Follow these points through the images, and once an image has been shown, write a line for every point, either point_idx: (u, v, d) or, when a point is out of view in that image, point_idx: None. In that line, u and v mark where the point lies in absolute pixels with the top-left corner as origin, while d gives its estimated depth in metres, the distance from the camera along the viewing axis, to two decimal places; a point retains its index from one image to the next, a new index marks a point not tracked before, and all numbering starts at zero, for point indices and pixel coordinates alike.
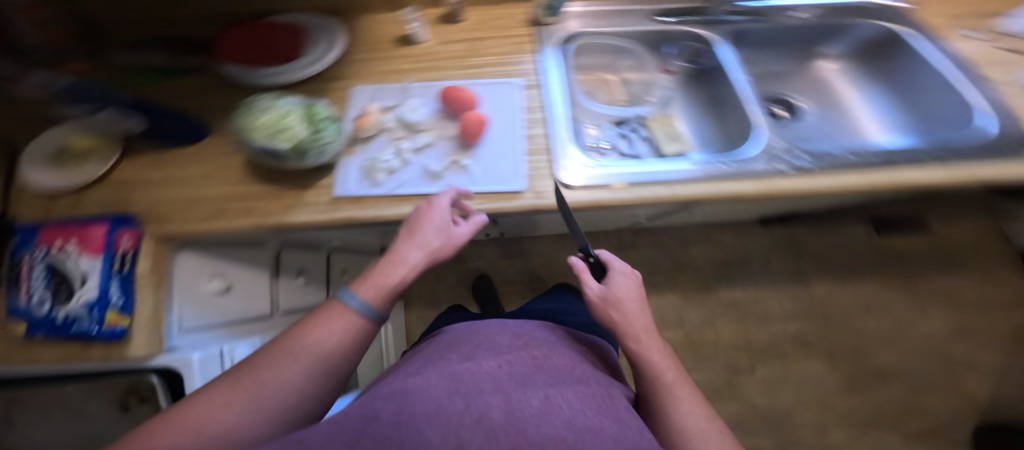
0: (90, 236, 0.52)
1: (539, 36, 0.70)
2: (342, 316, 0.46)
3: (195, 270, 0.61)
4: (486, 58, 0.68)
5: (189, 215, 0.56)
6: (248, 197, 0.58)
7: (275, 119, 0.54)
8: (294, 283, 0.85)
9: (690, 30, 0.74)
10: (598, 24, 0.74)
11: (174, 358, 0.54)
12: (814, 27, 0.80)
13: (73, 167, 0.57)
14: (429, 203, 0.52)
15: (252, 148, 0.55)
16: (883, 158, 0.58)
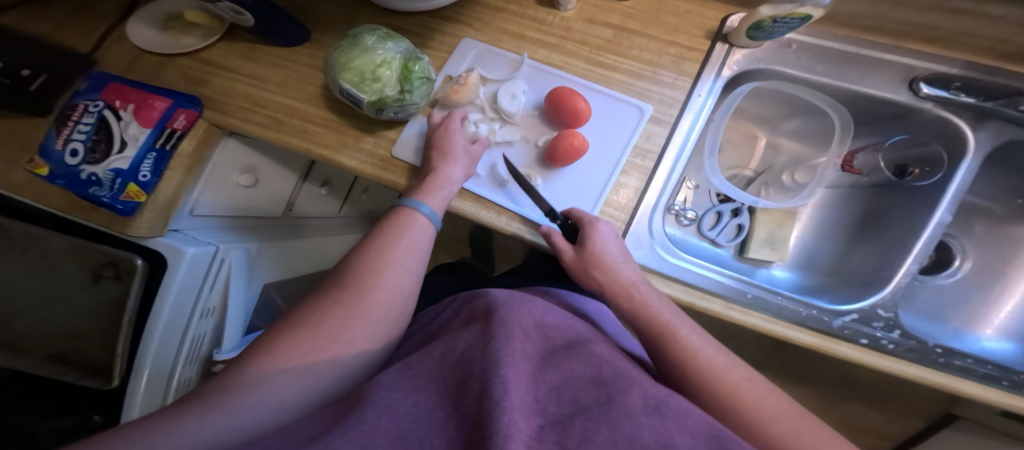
0: (150, 107, 0.53)
1: (717, 62, 0.56)
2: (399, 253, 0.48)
3: (230, 160, 0.63)
4: (628, 62, 0.56)
5: (241, 111, 0.57)
6: (310, 121, 0.56)
7: (369, 66, 0.50)
8: (316, 192, 0.86)
9: (939, 116, 0.53)
10: (806, 70, 0.56)
11: (168, 245, 0.55)
12: None
13: (175, 36, 0.58)
14: (446, 128, 0.52)
15: (334, 85, 0.52)
16: (959, 365, 0.49)
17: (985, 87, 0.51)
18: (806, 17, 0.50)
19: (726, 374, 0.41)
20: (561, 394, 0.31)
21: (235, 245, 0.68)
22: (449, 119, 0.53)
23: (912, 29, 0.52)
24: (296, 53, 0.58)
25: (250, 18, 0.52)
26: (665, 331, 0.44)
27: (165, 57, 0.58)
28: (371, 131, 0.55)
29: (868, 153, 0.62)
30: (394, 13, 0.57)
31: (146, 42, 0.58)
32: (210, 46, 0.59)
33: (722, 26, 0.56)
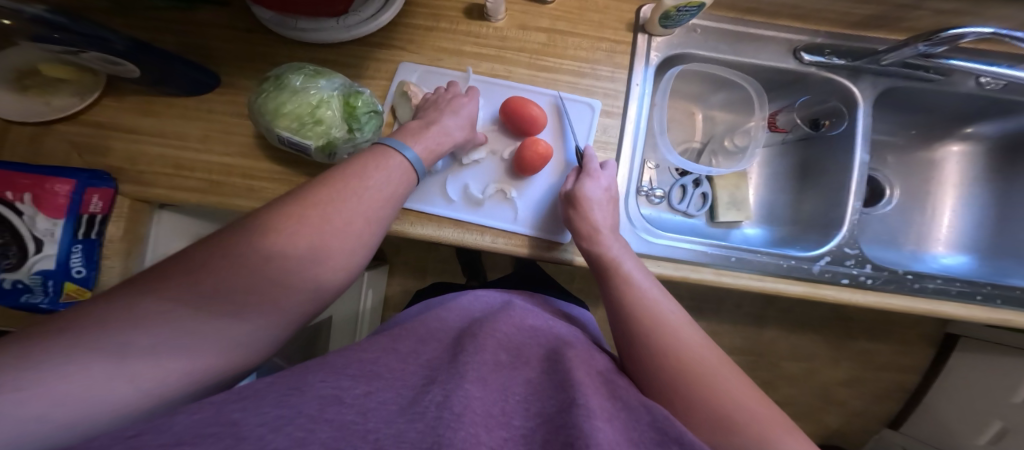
0: (51, 192, 0.45)
1: (644, 52, 0.59)
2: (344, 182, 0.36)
3: (175, 230, 0.59)
4: (568, 63, 0.57)
5: (161, 182, 0.50)
6: (253, 176, 0.50)
7: (307, 110, 0.46)
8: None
9: (834, 76, 0.61)
10: (721, 49, 0.61)
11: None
12: (968, 105, 0.63)
13: (41, 99, 0.48)
14: (466, 97, 0.51)
15: (270, 137, 0.48)
16: (934, 287, 0.54)
17: (852, 50, 0.60)
18: (704, 3, 0.54)
19: (709, 375, 0.34)
20: (533, 414, 0.29)
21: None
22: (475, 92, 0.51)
23: (788, 10, 0.59)
24: (209, 100, 0.51)
25: (133, 68, 0.45)
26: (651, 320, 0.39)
27: (43, 127, 0.49)
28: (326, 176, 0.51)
29: (785, 113, 0.68)
30: (316, 46, 0.53)
31: (0, 109, 0.47)
32: (94, 105, 0.50)
33: (638, 17, 0.59)
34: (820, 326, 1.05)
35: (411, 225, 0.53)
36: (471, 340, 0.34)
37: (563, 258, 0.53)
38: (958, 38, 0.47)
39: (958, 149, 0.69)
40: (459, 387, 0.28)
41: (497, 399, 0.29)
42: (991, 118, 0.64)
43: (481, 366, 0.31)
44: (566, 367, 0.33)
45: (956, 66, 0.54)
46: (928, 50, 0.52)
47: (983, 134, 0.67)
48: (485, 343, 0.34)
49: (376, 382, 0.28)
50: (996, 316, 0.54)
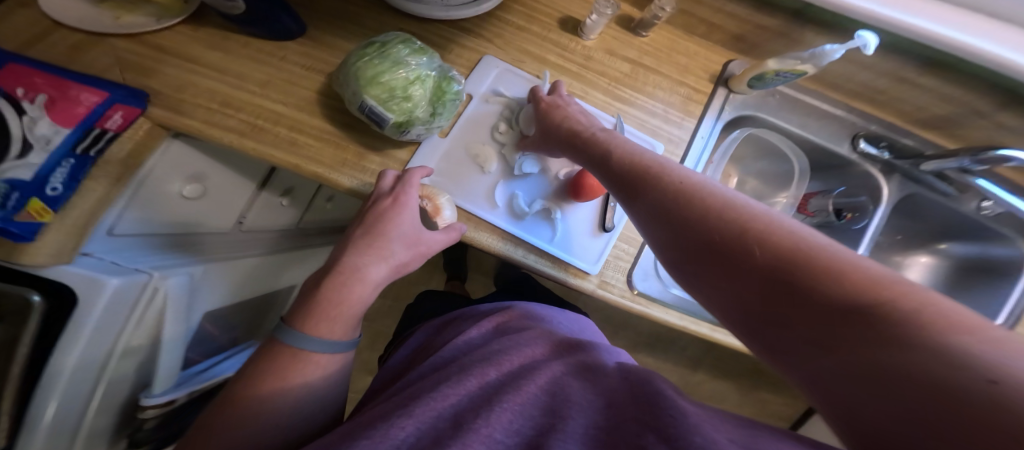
0: (72, 100, 0.41)
1: (718, 102, 0.60)
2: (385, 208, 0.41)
3: (176, 166, 0.51)
4: (641, 98, 0.57)
5: (201, 114, 0.46)
6: (301, 131, 0.47)
7: (399, 83, 0.44)
8: (275, 202, 0.71)
9: (869, 169, 0.68)
10: (782, 122, 0.65)
11: (80, 277, 0.38)
12: (953, 221, 0.75)
13: (113, 14, 0.46)
14: (394, 200, 0.42)
15: (347, 96, 0.45)
16: None
17: (900, 148, 0.68)
18: (803, 74, 0.56)
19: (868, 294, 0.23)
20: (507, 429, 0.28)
21: (171, 270, 0.49)
22: (404, 191, 0.42)
23: (870, 92, 0.65)
24: (285, 48, 0.49)
25: (240, 6, 0.41)
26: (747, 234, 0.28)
27: (96, 38, 0.46)
28: (376, 149, 0.49)
29: (819, 198, 0.74)
30: (407, 20, 0.52)
31: (64, 11, 0.45)
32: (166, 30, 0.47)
33: (723, 70, 0.60)
34: (742, 379, 1.17)
35: None
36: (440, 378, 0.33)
37: (589, 288, 0.52)
38: (1003, 161, 0.55)
39: (926, 261, 0.81)
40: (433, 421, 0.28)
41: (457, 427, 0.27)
42: (963, 238, 0.76)
43: (456, 401, 0.30)
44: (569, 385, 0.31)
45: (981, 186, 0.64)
46: (969, 165, 0.60)
47: (950, 251, 0.79)
48: (469, 370, 0.33)
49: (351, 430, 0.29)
50: None
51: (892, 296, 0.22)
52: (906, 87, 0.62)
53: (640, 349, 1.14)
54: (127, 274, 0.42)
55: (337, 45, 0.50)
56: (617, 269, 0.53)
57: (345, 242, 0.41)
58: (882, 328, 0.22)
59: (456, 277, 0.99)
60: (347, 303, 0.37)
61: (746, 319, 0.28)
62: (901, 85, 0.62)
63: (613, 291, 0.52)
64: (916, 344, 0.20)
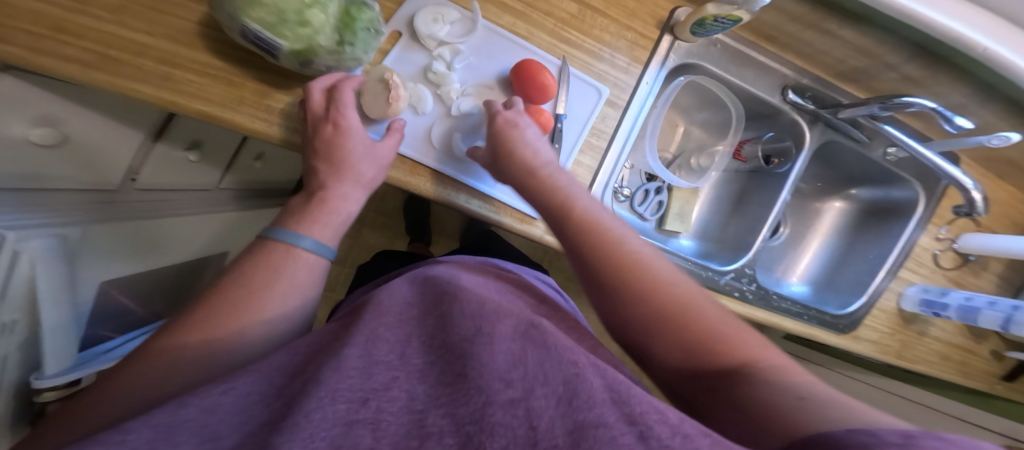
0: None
1: (662, 49, 0.59)
2: (330, 136, 0.43)
3: (26, 108, 0.42)
4: (589, 42, 0.56)
5: (59, 43, 0.38)
6: (176, 64, 0.42)
7: (291, 4, 0.38)
8: (180, 157, 0.63)
9: (794, 114, 0.71)
10: (719, 71, 0.65)
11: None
12: (865, 167, 0.83)
13: None
14: (335, 126, 0.43)
15: (229, 18, 0.39)
16: (785, 306, 0.71)
17: (821, 98, 0.72)
18: (739, 21, 0.57)
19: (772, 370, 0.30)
20: (422, 348, 0.27)
21: (31, 234, 0.45)
22: (343, 114, 0.43)
23: (799, 43, 0.68)
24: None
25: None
26: (669, 305, 0.35)
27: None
28: (284, 87, 0.45)
29: (751, 144, 0.79)
30: None
31: None
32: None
33: (670, 17, 0.59)
34: None
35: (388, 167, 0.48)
36: (374, 310, 0.31)
37: (531, 233, 0.52)
38: (905, 107, 0.61)
39: (839, 206, 0.91)
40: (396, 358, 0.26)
41: (408, 359, 0.26)
42: (871, 184, 0.85)
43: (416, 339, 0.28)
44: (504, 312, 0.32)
45: (886, 131, 0.71)
46: (877, 112, 0.66)
47: (858, 196, 0.89)
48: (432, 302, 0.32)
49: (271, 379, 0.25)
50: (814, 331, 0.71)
51: (772, 372, 0.30)
52: (830, 39, 0.65)
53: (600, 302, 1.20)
54: None
55: None
56: None
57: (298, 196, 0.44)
58: (761, 385, 0.29)
59: (419, 236, 0.96)
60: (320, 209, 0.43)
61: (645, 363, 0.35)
62: (824, 36, 0.65)
63: None
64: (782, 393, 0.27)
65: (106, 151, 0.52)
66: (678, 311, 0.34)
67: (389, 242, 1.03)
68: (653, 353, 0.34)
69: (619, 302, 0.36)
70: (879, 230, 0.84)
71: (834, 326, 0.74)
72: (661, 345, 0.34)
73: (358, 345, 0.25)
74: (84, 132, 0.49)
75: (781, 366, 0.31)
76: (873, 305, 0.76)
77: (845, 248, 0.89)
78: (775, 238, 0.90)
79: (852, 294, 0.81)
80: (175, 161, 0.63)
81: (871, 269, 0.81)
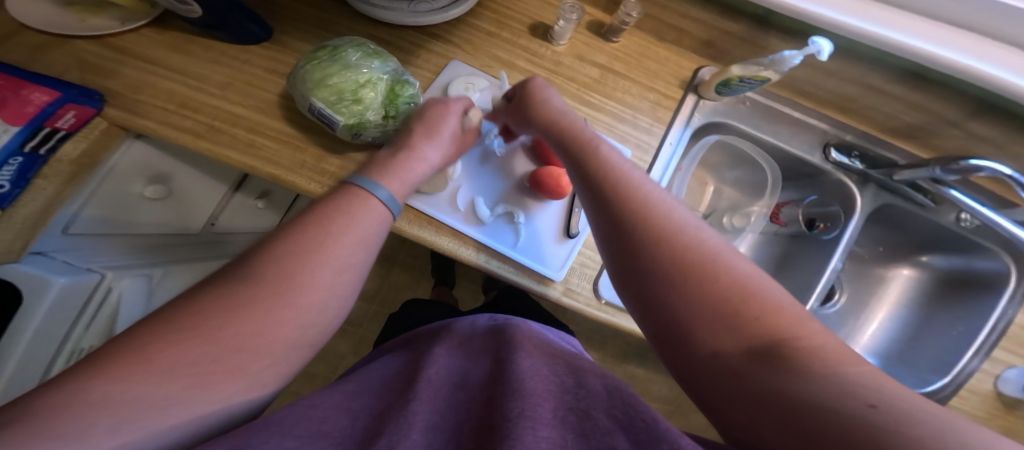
0: (23, 100, 0.39)
1: (687, 110, 0.60)
2: (437, 116, 0.47)
3: (136, 167, 0.50)
4: (612, 104, 0.57)
5: (163, 112, 0.46)
6: (259, 132, 0.47)
7: (347, 84, 0.44)
8: (250, 204, 0.70)
9: (840, 177, 0.67)
10: (749, 131, 0.65)
11: (24, 273, 0.41)
12: (933, 233, 0.74)
13: (80, 16, 0.47)
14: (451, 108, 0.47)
15: (297, 98, 0.45)
16: None
17: (873, 158, 0.67)
18: (767, 80, 0.56)
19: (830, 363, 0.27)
20: (467, 431, 0.31)
21: (124, 272, 0.54)
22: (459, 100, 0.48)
23: (842, 101, 0.65)
24: (250, 51, 0.49)
25: (197, 9, 0.42)
26: (702, 274, 0.32)
27: (61, 40, 0.46)
28: (338, 153, 0.48)
29: (790, 207, 0.74)
30: (373, 24, 0.53)
31: (32, 17, 0.45)
32: (131, 32, 0.48)
33: (694, 77, 0.61)
34: None
35: (412, 224, 0.50)
36: (421, 385, 0.35)
37: (548, 293, 0.51)
38: (974, 171, 0.54)
39: (908, 273, 0.81)
40: (409, 436, 0.28)
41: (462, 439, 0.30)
42: (946, 251, 0.76)
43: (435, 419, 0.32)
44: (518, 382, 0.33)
45: (952, 197, 0.63)
46: (941, 175, 0.59)
47: (932, 264, 0.79)
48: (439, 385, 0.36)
49: (317, 439, 0.28)
50: None
51: (810, 351, 0.28)
52: (879, 95, 0.62)
53: (636, 363, 1.12)
54: (73, 274, 0.46)
55: (299, 48, 0.51)
56: (583, 276, 0.53)
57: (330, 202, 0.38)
58: (801, 374, 0.26)
59: (444, 282, 0.98)
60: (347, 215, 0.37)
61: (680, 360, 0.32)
62: (869, 92, 0.62)
63: (578, 299, 0.52)
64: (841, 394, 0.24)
65: (195, 199, 0.60)
66: (705, 270, 0.32)
67: (420, 288, 1.05)
68: (680, 323, 0.32)
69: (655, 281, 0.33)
70: (961, 305, 0.74)
71: None
72: (681, 301, 0.32)
73: (417, 423, 0.30)
74: (180, 184, 0.57)
75: (828, 346, 0.28)
76: (961, 386, 0.64)
77: (918, 322, 0.78)
78: (829, 306, 0.81)
79: (933, 375, 0.70)
80: (248, 210, 0.70)
81: (955, 348, 0.70)
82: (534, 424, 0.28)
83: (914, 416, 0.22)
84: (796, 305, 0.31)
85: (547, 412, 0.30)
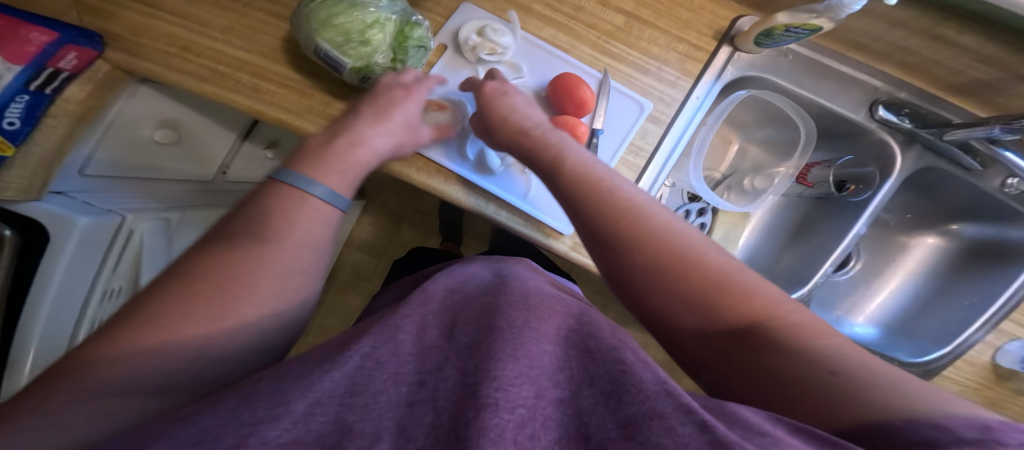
0: (22, 39, 0.38)
1: (717, 59, 0.55)
2: (414, 98, 0.44)
3: (149, 110, 0.51)
4: (634, 55, 0.54)
5: (170, 55, 0.46)
6: (263, 78, 0.47)
7: (352, 25, 0.43)
8: (260, 154, 0.71)
9: (881, 136, 0.63)
10: (784, 82, 0.60)
11: (48, 213, 0.41)
12: (969, 201, 0.71)
13: None
14: (407, 92, 0.44)
15: (302, 38, 0.44)
16: None
17: (924, 116, 0.61)
18: (818, 29, 0.51)
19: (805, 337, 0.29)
20: (454, 347, 0.30)
21: (143, 215, 0.53)
22: (420, 84, 0.45)
23: (894, 53, 0.59)
24: None
25: None
26: (682, 263, 0.32)
27: None
28: (344, 98, 0.49)
29: (821, 168, 0.70)
30: None
31: None
32: None
33: (731, 27, 0.55)
34: None
35: (424, 173, 0.50)
36: (420, 295, 0.37)
37: (556, 246, 0.52)
38: None
39: (933, 242, 0.78)
40: (384, 357, 0.27)
41: (455, 340, 0.31)
42: (976, 219, 0.72)
43: (416, 340, 0.30)
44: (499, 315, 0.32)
45: (1005, 158, 0.59)
46: (999, 134, 0.54)
47: (961, 233, 0.75)
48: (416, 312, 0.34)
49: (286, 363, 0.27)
50: None
51: (793, 327, 0.29)
52: (938, 46, 0.56)
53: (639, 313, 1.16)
54: (96, 214, 0.46)
55: None
56: None
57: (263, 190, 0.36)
58: (779, 350, 0.28)
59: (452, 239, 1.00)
60: (352, 154, 0.40)
61: (666, 335, 0.34)
62: (929, 47, 0.56)
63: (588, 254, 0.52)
64: (816, 363, 0.27)
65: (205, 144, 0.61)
66: (678, 261, 0.33)
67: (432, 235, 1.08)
68: (662, 306, 0.33)
69: (637, 277, 0.34)
70: (980, 277, 0.71)
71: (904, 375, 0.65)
72: (668, 291, 0.33)
73: (401, 336, 0.30)
74: (191, 131, 0.58)
75: (802, 322, 0.30)
76: (959, 356, 0.64)
77: (931, 290, 0.77)
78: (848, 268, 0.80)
79: (935, 344, 0.70)
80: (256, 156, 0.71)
81: (965, 319, 0.69)
82: (516, 347, 0.27)
83: (877, 380, 0.25)
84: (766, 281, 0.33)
85: (533, 343, 0.29)
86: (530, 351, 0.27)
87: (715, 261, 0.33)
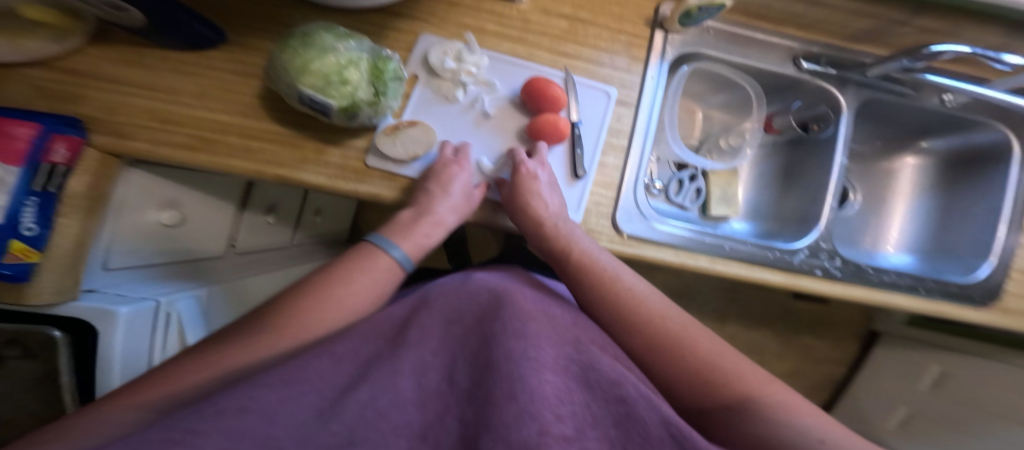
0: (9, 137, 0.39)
1: (655, 43, 0.61)
2: (464, 167, 0.51)
3: (147, 193, 0.52)
4: (586, 51, 0.59)
5: (152, 130, 0.47)
6: (250, 136, 0.48)
7: (325, 66, 0.45)
8: (261, 221, 0.75)
9: (818, 85, 0.67)
10: (724, 55, 0.65)
11: (92, 307, 0.43)
12: (926, 120, 0.74)
13: None
14: (459, 166, 0.51)
15: (283, 89, 0.46)
16: (888, 279, 0.61)
17: (840, 62, 0.67)
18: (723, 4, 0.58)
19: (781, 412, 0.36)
20: (454, 388, 0.31)
21: (174, 295, 0.54)
22: (464, 155, 0.51)
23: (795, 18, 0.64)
24: (209, 56, 0.50)
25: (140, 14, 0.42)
26: (697, 369, 0.41)
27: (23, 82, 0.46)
28: (336, 142, 0.50)
29: (781, 116, 0.75)
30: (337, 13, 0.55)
31: None
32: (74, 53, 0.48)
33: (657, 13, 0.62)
34: (775, 323, 1.25)
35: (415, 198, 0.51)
36: (418, 327, 0.35)
37: None
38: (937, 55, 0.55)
39: (913, 161, 0.82)
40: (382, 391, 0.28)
41: (457, 384, 0.31)
42: (942, 134, 0.76)
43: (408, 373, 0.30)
44: (496, 342, 0.32)
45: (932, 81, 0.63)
46: (908, 65, 0.60)
47: (932, 147, 0.79)
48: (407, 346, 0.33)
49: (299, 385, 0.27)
50: (935, 306, 0.60)
51: (771, 405, 0.37)
52: None
53: None
54: (134, 305, 0.46)
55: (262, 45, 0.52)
56: (601, 214, 0.55)
57: (320, 277, 0.45)
58: (754, 418, 0.36)
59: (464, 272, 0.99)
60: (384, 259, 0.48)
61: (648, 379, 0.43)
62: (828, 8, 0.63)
63: (603, 237, 0.54)
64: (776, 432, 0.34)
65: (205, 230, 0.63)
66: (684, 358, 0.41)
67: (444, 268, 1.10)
68: (664, 384, 0.42)
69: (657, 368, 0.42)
70: (973, 184, 0.73)
71: (963, 299, 0.61)
72: (675, 379, 0.41)
73: (400, 375, 0.30)
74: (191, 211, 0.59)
75: (780, 403, 0.37)
76: (1010, 266, 0.62)
77: (938, 206, 0.78)
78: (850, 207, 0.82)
79: (971, 255, 0.68)
80: (255, 228, 0.73)
81: (987, 223, 0.68)
82: (529, 371, 0.28)
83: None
84: (755, 373, 0.41)
85: (546, 375, 0.29)
86: (531, 382, 0.27)
87: (723, 370, 0.40)
